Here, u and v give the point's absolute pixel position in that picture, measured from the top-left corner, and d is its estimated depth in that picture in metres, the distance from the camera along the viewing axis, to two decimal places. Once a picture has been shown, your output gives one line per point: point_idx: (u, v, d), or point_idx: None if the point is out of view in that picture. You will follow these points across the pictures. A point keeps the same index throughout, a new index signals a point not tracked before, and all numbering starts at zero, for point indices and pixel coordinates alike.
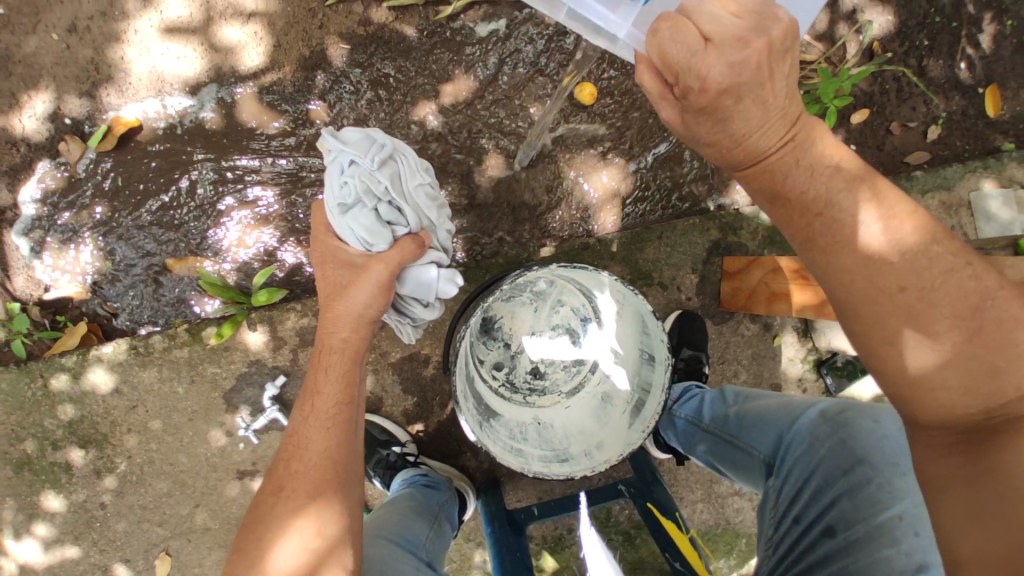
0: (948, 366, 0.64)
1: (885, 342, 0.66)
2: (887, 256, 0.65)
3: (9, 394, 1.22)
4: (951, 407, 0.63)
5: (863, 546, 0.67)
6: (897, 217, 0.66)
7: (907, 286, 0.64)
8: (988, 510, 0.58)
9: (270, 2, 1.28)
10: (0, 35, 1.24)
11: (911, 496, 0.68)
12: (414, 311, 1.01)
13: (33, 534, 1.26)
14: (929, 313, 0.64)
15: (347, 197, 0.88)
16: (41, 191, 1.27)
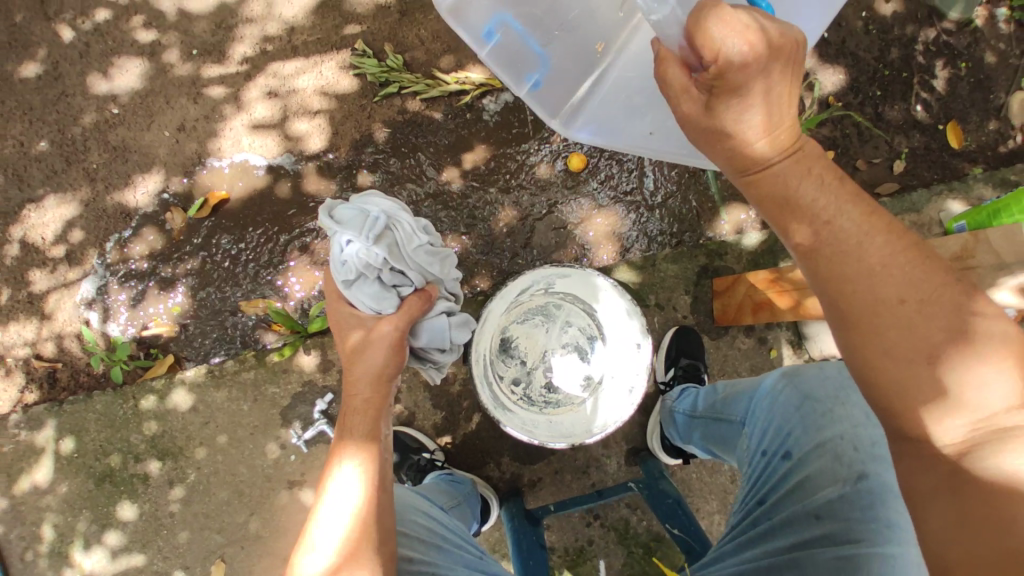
0: (940, 376, 0.65)
1: (881, 352, 0.67)
2: (885, 268, 0.68)
3: (105, 413, 1.47)
4: (946, 421, 0.63)
5: (808, 460, 0.80)
6: (892, 237, 0.69)
7: (905, 298, 0.67)
8: (971, 510, 0.57)
9: (330, 101, 1.66)
10: (128, 136, 1.63)
11: (850, 420, 0.80)
12: (436, 357, 1.16)
13: (107, 542, 1.43)
14: (925, 326, 0.66)
15: (350, 273, 1.00)
16: (145, 249, 1.60)
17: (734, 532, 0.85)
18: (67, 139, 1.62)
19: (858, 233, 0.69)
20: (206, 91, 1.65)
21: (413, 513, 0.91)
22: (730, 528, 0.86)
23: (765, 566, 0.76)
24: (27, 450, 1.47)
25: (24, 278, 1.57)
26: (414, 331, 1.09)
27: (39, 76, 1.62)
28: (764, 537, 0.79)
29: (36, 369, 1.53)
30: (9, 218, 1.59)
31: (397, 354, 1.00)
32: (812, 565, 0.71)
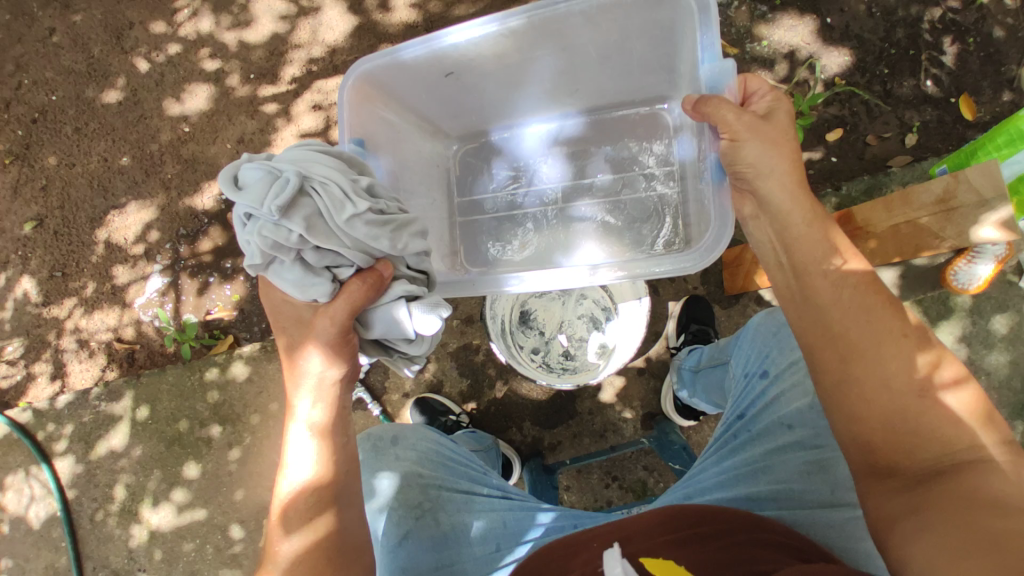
0: (918, 417, 0.73)
1: (864, 385, 0.76)
2: (869, 314, 0.79)
3: (175, 384, 1.68)
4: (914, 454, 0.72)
5: (783, 380, 0.92)
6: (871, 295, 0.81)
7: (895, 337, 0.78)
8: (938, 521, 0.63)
9: None
10: (195, 149, 1.88)
11: None
12: (400, 347, 1.05)
13: (173, 499, 1.62)
14: (902, 368, 0.76)
15: (259, 257, 0.90)
16: (208, 243, 1.82)
17: (715, 442, 0.99)
18: (145, 154, 1.88)
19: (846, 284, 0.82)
20: (261, 108, 1.89)
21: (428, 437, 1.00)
22: (715, 440, 0.99)
23: (743, 470, 0.90)
24: (106, 418, 1.69)
25: (109, 273, 1.82)
26: (363, 322, 1.00)
27: (121, 102, 1.91)
28: (743, 446, 0.93)
29: (116, 351, 1.76)
30: (97, 222, 1.86)
31: (340, 350, 0.93)
32: (785, 468, 0.86)
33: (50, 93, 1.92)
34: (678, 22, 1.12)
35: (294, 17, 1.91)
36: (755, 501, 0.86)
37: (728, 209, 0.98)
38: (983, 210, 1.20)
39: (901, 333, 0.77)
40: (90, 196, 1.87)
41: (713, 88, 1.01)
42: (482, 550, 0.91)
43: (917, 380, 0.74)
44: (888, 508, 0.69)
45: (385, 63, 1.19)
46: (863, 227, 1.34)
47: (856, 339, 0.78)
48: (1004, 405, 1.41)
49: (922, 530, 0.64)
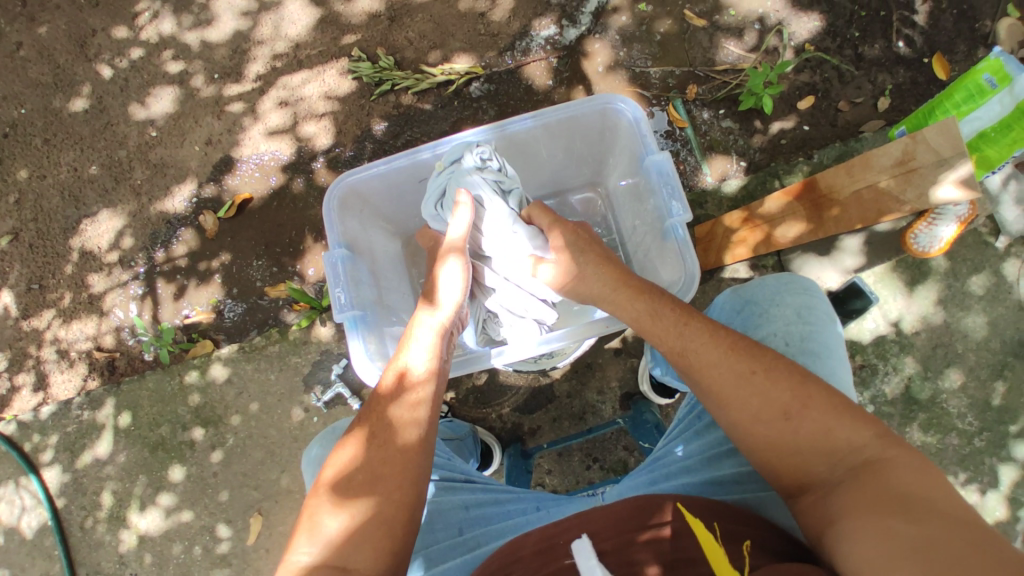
0: (807, 430, 0.75)
1: (745, 414, 0.80)
2: (711, 354, 0.84)
3: (156, 389, 1.68)
4: (810, 463, 0.74)
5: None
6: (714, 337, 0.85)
7: (756, 370, 0.80)
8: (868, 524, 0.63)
9: (334, 104, 1.83)
10: (162, 152, 1.86)
11: (782, 319, 0.96)
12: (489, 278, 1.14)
13: (159, 503, 1.63)
14: (770, 390, 0.79)
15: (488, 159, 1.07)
16: (182, 247, 1.81)
17: (678, 427, 0.97)
18: (113, 160, 1.86)
19: (687, 341, 0.86)
20: (227, 107, 1.86)
21: None
22: (680, 421, 0.98)
23: (708, 455, 0.87)
24: (89, 427, 1.70)
25: (85, 282, 1.82)
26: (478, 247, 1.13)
27: (87, 110, 1.89)
28: (708, 428, 0.91)
29: (96, 359, 1.76)
30: (71, 232, 1.85)
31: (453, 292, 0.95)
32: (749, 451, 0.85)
33: (15, 104, 1.90)
34: (617, 127, 1.16)
35: (255, 13, 1.87)
36: (721, 484, 0.84)
37: (692, 260, 1.01)
38: (941, 169, 1.20)
39: (752, 362, 0.81)
40: (61, 206, 1.86)
41: (657, 176, 1.04)
42: (445, 535, 0.86)
43: (790, 399, 0.77)
44: (813, 517, 0.70)
45: (367, 176, 1.15)
46: (827, 194, 1.34)
47: (715, 375, 0.83)
48: (984, 367, 1.40)
49: (848, 536, 0.64)
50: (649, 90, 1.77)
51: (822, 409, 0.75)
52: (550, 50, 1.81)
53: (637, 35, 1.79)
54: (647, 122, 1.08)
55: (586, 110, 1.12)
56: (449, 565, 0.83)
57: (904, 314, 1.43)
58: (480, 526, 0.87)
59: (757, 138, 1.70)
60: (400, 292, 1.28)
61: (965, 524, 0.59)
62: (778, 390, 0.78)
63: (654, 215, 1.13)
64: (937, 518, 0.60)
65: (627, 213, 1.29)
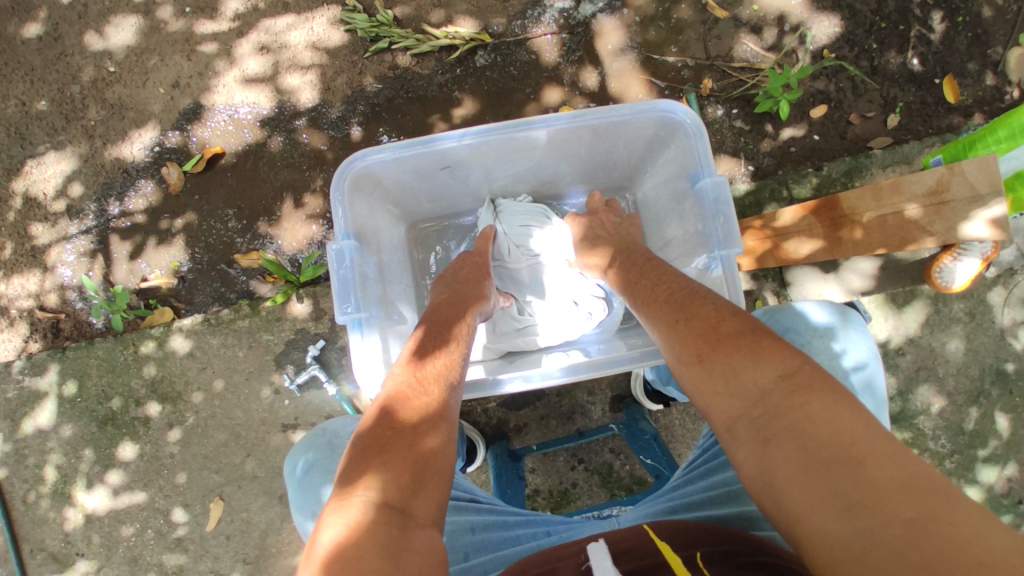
0: (728, 367, 0.70)
1: (679, 360, 0.77)
2: (656, 299, 0.86)
3: (106, 358, 1.52)
4: (733, 410, 0.68)
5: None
6: (657, 293, 0.87)
7: (679, 317, 0.80)
8: (806, 480, 0.57)
9: (323, 57, 1.66)
10: (119, 90, 1.64)
11: (826, 351, 0.99)
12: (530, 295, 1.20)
13: (108, 482, 1.50)
14: (694, 330, 0.77)
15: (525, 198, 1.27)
16: (141, 202, 1.62)
17: (700, 460, 0.95)
18: (63, 94, 1.63)
19: (639, 296, 0.90)
20: (199, 47, 1.65)
21: None
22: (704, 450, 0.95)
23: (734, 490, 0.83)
24: (31, 395, 1.53)
25: (27, 233, 1.61)
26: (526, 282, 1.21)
27: (40, 37, 1.64)
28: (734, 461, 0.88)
29: (40, 320, 1.58)
30: (13, 173, 1.62)
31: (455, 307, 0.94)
32: None
33: None
34: (665, 137, 1.08)
35: None
36: (749, 520, 0.79)
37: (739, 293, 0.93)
38: (975, 205, 1.24)
39: (678, 310, 0.81)
40: (4, 144, 1.63)
41: (710, 198, 0.97)
42: (449, 558, 0.79)
43: (703, 344, 0.74)
44: (750, 473, 0.63)
45: (388, 159, 1.04)
46: (849, 214, 1.32)
47: (660, 323, 0.83)
48: (961, 393, 1.45)
49: (784, 505, 0.58)
50: (663, 80, 1.69)
51: (730, 348, 0.72)
52: (563, 25, 1.68)
53: (656, 20, 1.69)
54: (703, 135, 0.99)
55: (637, 116, 1.04)
56: None
57: (892, 335, 1.45)
58: (487, 553, 0.81)
59: (766, 143, 1.65)
60: (401, 286, 1.19)
61: (889, 477, 0.53)
62: (696, 337, 0.76)
63: (696, 235, 1.06)
64: (864, 479, 0.54)
65: (656, 226, 1.22)
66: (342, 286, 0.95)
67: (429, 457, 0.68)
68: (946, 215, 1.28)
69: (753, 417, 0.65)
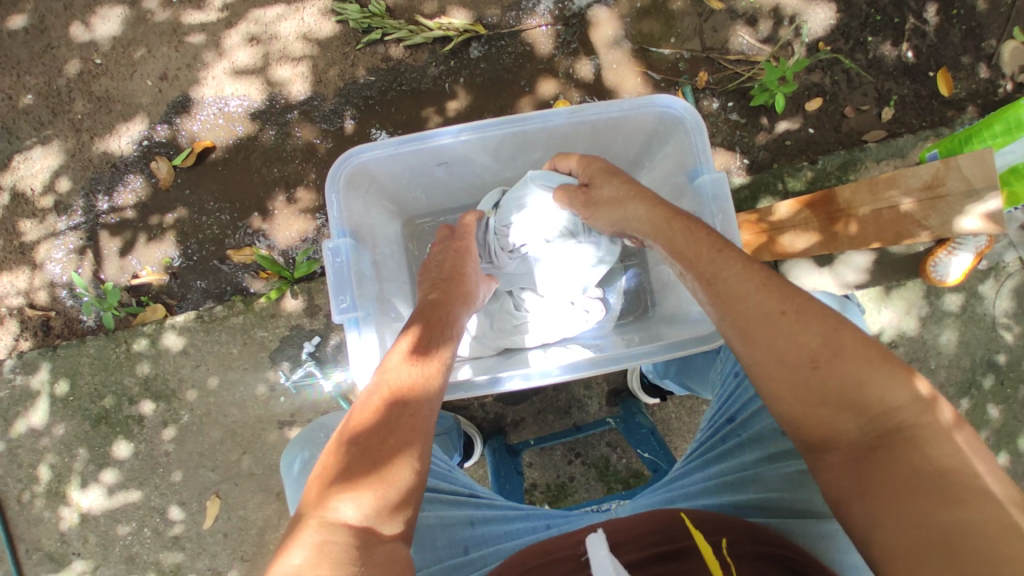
0: (845, 378, 0.69)
1: (776, 357, 0.73)
2: (745, 286, 0.78)
3: (98, 356, 1.50)
4: (836, 422, 0.69)
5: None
6: (754, 277, 0.79)
7: (785, 310, 0.74)
8: (902, 499, 0.61)
9: (314, 49, 1.63)
10: (106, 83, 1.60)
11: None
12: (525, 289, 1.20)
13: (102, 480, 1.48)
14: (802, 329, 0.73)
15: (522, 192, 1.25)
16: (131, 197, 1.60)
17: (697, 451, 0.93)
18: (48, 87, 1.60)
19: (715, 275, 0.81)
20: (187, 39, 1.62)
21: None
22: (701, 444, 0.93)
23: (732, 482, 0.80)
24: (23, 394, 1.51)
25: (15, 229, 1.58)
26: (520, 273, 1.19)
27: (23, 28, 1.60)
28: (731, 452, 0.85)
29: (29, 318, 1.56)
30: None
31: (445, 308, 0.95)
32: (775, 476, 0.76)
33: None
34: (665, 132, 1.07)
35: None
36: (745, 509, 0.77)
37: None
38: (970, 199, 1.25)
39: (788, 301, 0.75)
40: None
41: (709, 196, 0.97)
42: (449, 553, 0.79)
43: (816, 348, 0.72)
44: (831, 481, 0.67)
45: (384, 156, 1.03)
46: (844, 208, 1.33)
47: (750, 313, 0.77)
48: (952, 384, 1.46)
49: (873, 521, 0.62)
50: (658, 73, 1.68)
51: (856, 361, 0.70)
52: (558, 17, 1.67)
53: (652, 12, 1.68)
54: (703, 130, 0.99)
55: (637, 111, 1.03)
56: None
57: (885, 328, 1.46)
58: (488, 546, 0.81)
59: (761, 136, 1.65)
60: (398, 282, 1.18)
61: (996, 520, 0.57)
62: (809, 337, 0.72)
63: None
64: (968, 515, 0.57)
65: None
66: (339, 284, 0.94)
67: (398, 472, 0.69)
68: (940, 208, 1.28)
69: (864, 435, 0.67)
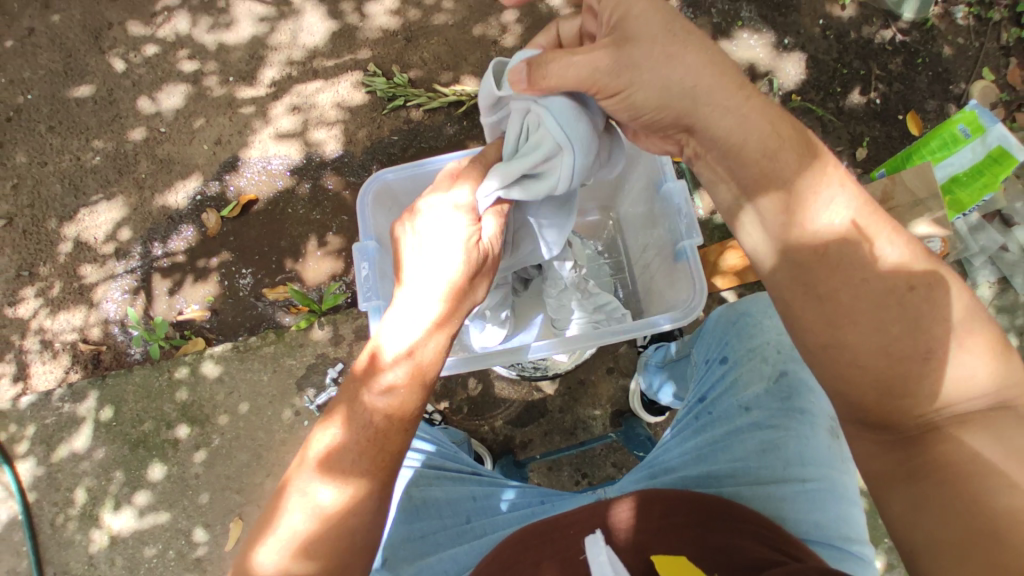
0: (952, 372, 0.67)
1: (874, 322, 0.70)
2: (865, 233, 0.74)
3: (142, 385, 1.64)
4: (917, 403, 0.68)
5: (741, 364, 0.95)
6: (889, 234, 0.74)
7: (914, 285, 0.70)
8: (947, 489, 0.63)
9: (346, 114, 1.88)
10: (168, 147, 1.86)
11: None
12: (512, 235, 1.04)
13: (134, 502, 1.58)
14: (930, 312, 0.68)
15: None
16: (182, 243, 1.80)
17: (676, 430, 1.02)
18: (118, 152, 1.86)
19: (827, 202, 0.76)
20: (239, 110, 1.89)
21: None
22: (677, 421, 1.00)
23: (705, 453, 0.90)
24: (69, 420, 1.64)
25: (77, 273, 1.79)
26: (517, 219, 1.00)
27: (100, 104, 1.89)
28: (703, 428, 0.94)
29: (81, 352, 1.72)
30: (67, 220, 1.82)
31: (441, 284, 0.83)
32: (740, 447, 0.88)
33: (20, 91, 1.89)
34: (634, 155, 1.19)
35: (273, 20, 1.92)
36: (715, 477, 0.87)
37: (702, 279, 0.99)
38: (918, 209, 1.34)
39: (893, 243, 0.72)
40: (62, 195, 1.84)
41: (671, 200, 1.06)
42: (452, 522, 0.89)
43: (907, 296, 0.69)
44: (888, 466, 0.69)
45: (403, 175, 1.20)
46: None
47: (859, 253, 0.72)
48: None
49: (913, 504, 0.65)
50: None
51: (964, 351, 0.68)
52: None
53: None
54: None
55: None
56: (457, 550, 0.86)
57: None
58: (485, 516, 0.91)
59: None
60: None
61: None
62: (899, 285, 0.70)
63: (664, 240, 1.14)
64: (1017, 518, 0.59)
65: (636, 239, 1.28)
66: (367, 278, 1.08)
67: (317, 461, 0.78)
68: None
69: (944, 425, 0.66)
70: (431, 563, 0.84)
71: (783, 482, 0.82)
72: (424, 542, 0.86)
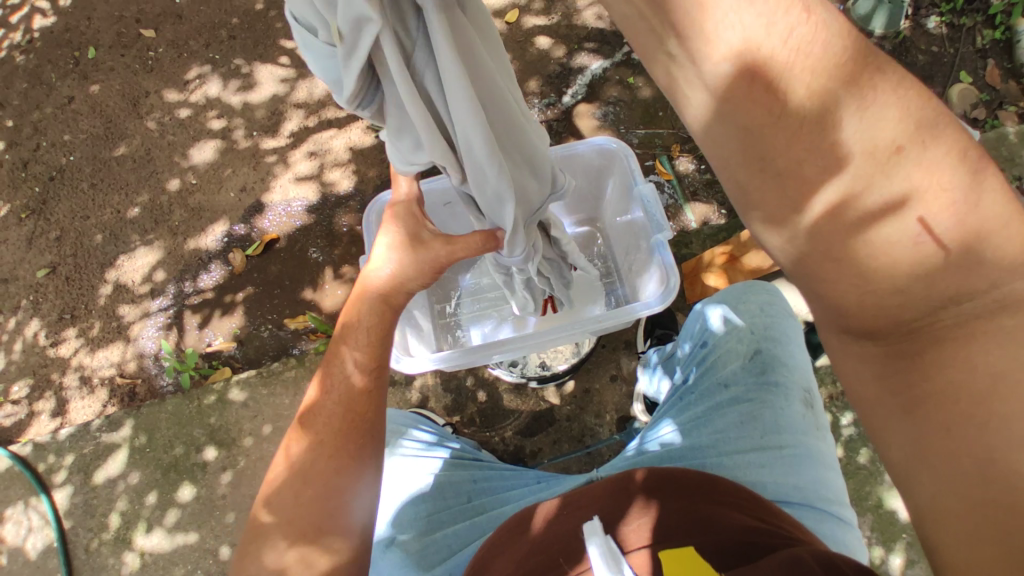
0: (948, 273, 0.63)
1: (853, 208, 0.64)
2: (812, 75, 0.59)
3: (174, 412, 1.75)
4: (901, 310, 0.65)
5: (718, 347, 1.08)
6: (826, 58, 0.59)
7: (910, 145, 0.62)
8: (942, 422, 0.62)
9: (357, 156, 2.04)
10: (198, 196, 2.05)
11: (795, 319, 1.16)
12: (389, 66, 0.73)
13: (165, 523, 1.67)
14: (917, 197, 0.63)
15: None
16: (211, 281, 1.95)
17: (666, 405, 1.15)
18: (153, 203, 2.05)
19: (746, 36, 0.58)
20: (263, 159, 2.07)
21: (405, 412, 1.21)
22: (668, 400, 1.14)
23: (689, 427, 1.04)
24: (104, 449, 1.75)
25: (115, 313, 1.94)
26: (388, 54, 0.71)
27: (136, 161, 2.10)
28: (687, 406, 1.07)
29: (118, 386, 1.85)
30: (107, 266, 2.00)
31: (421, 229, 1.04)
32: (719, 423, 1.01)
33: (67, 154, 2.12)
34: (609, 168, 1.34)
35: (293, 79, 2.13)
36: (697, 450, 1.00)
37: (674, 274, 1.14)
38: None
39: (801, 73, 0.59)
40: (103, 243, 2.02)
41: (644, 202, 1.21)
42: (454, 501, 1.09)
43: (826, 161, 0.63)
44: (883, 391, 0.67)
45: None
46: None
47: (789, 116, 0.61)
48: None
49: (905, 434, 0.64)
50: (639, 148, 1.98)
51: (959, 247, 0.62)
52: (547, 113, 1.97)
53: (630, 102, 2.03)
54: (633, 156, 1.27)
55: (580, 149, 1.29)
56: (460, 526, 1.06)
57: None
58: (486, 495, 1.10)
59: None
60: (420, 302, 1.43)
61: None
62: (827, 157, 0.62)
63: (642, 240, 1.28)
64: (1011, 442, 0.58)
65: (621, 243, 1.41)
66: None
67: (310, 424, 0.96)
68: None
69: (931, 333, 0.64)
70: (439, 534, 1.05)
71: (763, 450, 0.96)
72: (430, 519, 1.06)
